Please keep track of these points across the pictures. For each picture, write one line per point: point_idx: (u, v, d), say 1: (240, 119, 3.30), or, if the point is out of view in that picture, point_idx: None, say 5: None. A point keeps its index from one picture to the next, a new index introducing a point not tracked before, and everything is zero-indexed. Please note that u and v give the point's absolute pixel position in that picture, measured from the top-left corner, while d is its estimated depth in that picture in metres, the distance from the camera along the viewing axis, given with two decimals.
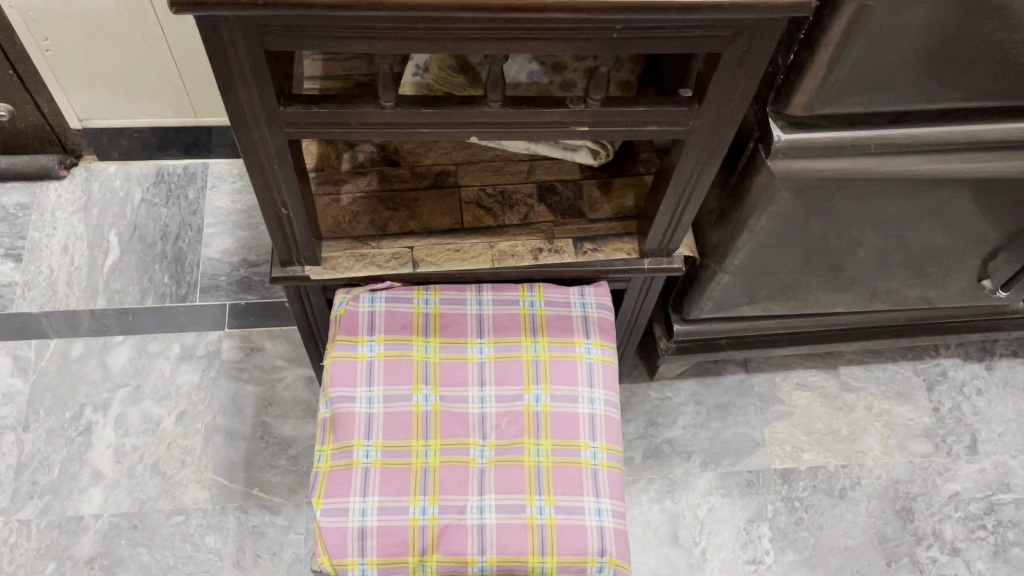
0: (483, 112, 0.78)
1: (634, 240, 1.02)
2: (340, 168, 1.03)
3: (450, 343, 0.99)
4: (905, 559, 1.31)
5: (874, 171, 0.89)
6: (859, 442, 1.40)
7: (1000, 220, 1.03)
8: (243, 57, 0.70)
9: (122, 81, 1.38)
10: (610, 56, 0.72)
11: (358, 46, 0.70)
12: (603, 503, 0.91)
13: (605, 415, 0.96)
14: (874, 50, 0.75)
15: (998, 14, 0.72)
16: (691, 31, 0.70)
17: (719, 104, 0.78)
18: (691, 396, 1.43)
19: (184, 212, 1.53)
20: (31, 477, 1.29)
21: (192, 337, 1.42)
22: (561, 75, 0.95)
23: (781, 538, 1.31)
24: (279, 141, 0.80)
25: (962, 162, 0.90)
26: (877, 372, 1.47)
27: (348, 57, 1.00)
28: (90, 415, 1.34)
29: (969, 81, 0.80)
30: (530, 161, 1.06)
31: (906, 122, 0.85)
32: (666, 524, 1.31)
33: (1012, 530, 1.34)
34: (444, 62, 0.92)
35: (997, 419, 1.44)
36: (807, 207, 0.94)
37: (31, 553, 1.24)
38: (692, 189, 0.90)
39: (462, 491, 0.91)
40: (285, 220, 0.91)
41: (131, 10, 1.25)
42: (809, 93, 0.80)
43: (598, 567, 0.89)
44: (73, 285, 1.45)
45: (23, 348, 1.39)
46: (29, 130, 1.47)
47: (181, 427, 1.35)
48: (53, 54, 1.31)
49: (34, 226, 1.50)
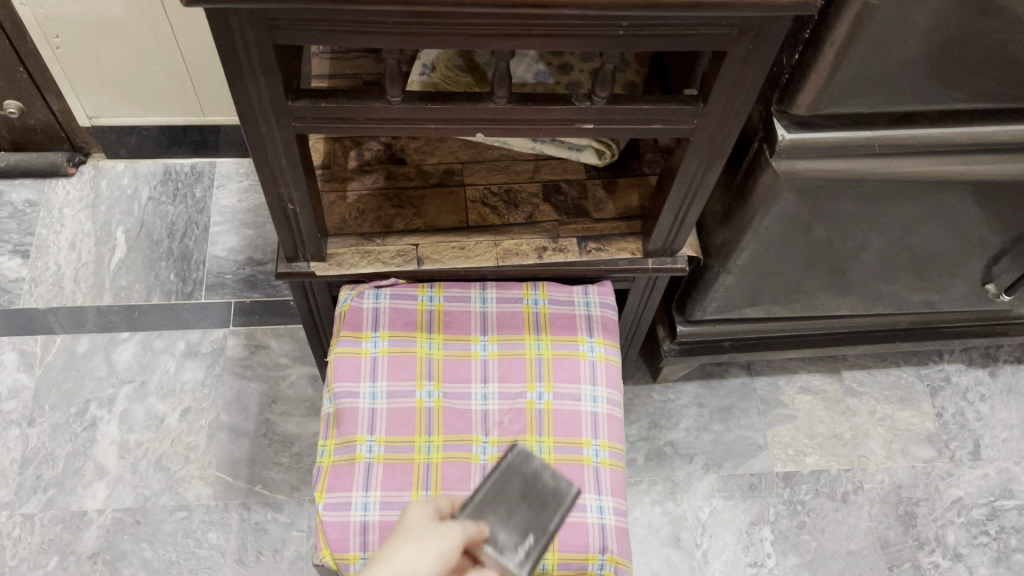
0: (488, 108, 0.78)
1: (638, 240, 1.02)
2: (346, 166, 1.04)
3: (454, 339, 0.99)
4: (907, 564, 1.30)
5: (877, 172, 0.89)
6: (861, 446, 1.40)
7: (1003, 224, 1.03)
8: (252, 50, 0.71)
9: (131, 78, 1.39)
10: (616, 53, 0.73)
11: (366, 40, 0.71)
12: (605, 501, 0.91)
13: (607, 413, 0.96)
14: (878, 50, 0.75)
15: (1001, 17, 0.73)
16: (696, 29, 0.71)
17: (723, 104, 0.79)
18: (694, 399, 1.43)
19: (191, 210, 1.54)
20: (35, 471, 1.30)
21: (197, 335, 1.43)
22: (568, 76, 0.96)
23: (782, 541, 1.31)
24: (287, 135, 0.81)
25: (966, 164, 0.90)
26: (879, 377, 1.47)
27: (356, 56, 1.01)
28: (95, 410, 1.35)
29: (973, 83, 0.80)
30: (535, 161, 1.07)
31: (911, 123, 0.85)
32: (667, 526, 1.31)
33: (1015, 537, 1.34)
34: (451, 62, 0.93)
35: (1001, 426, 1.43)
36: (811, 208, 0.94)
37: (34, 547, 1.25)
38: (696, 189, 0.91)
39: (465, 487, 0.91)
40: (292, 215, 0.91)
41: (142, 9, 1.26)
42: (813, 93, 0.80)
43: (599, 565, 0.89)
44: (80, 281, 1.46)
45: (29, 344, 1.40)
46: (39, 127, 1.48)
47: (185, 424, 1.35)
48: (63, 51, 1.32)
49: (42, 223, 1.51)
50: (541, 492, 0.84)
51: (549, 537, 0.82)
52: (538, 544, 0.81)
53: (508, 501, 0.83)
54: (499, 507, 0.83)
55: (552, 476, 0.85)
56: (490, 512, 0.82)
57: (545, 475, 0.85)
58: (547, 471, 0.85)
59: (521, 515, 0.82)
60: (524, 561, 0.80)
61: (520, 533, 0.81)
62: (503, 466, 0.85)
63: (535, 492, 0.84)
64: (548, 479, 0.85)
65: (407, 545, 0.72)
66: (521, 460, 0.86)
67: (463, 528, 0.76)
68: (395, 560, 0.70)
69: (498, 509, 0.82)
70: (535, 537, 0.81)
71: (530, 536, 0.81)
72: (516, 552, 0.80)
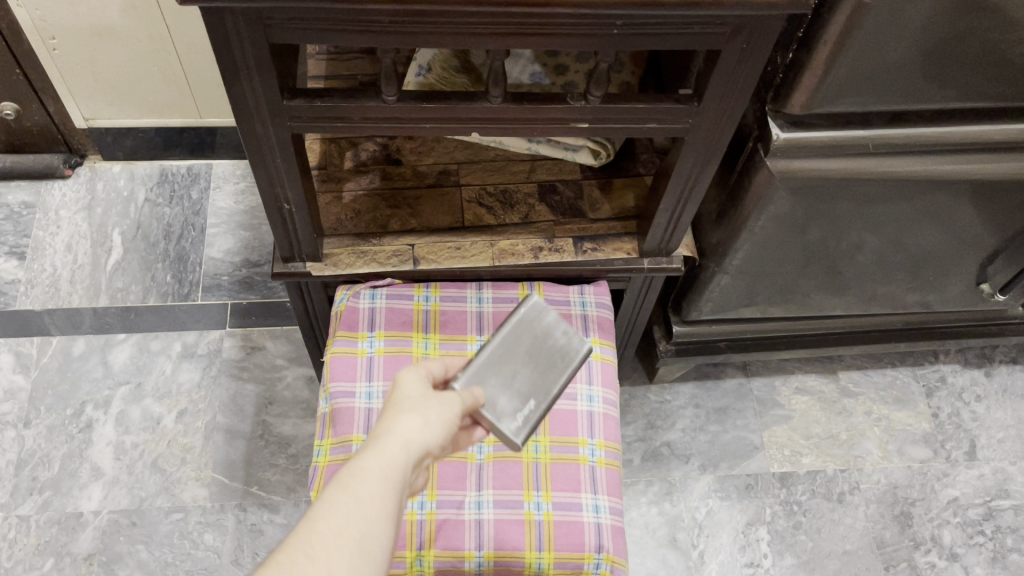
0: (483, 108, 0.79)
1: (634, 240, 1.02)
2: (342, 167, 1.05)
3: (450, 339, 0.99)
4: (903, 565, 1.31)
5: (871, 172, 0.90)
6: (858, 446, 1.40)
7: (998, 223, 1.03)
8: (247, 49, 0.71)
9: (127, 81, 1.39)
10: (611, 52, 0.73)
11: (361, 40, 0.71)
12: (601, 500, 0.91)
13: (603, 412, 0.96)
14: (871, 50, 0.75)
15: (994, 15, 0.73)
16: (690, 28, 0.71)
17: (718, 103, 0.79)
18: (690, 400, 1.43)
19: (188, 212, 1.54)
20: (31, 473, 1.30)
21: (193, 336, 1.42)
22: (563, 77, 0.96)
23: (779, 541, 1.31)
24: (282, 135, 0.81)
25: (961, 164, 0.91)
26: (875, 378, 1.48)
27: (352, 57, 1.01)
28: (91, 412, 1.35)
29: (966, 82, 0.81)
30: (531, 162, 1.08)
31: (904, 122, 0.86)
32: (664, 526, 1.32)
33: (1011, 536, 1.34)
34: (447, 62, 0.94)
35: (996, 426, 1.44)
36: (805, 208, 0.95)
37: (30, 549, 1.24)
38: (692, 188, 0.91)
39: (461, 486, 0.91)
40: (287, 215, 0.91)
41: (138, 10, 1.26)
42: (807, 92, 0.81)
43: (595, 564, 0.89)
44: (76, 283, 1.46)
45: (25, 345, 1.40)
46: (34, 129, 1.48)
47: (181, 425, 1.35)
48: (60, 52, 1.32)
49: (39, 225, 1.51)
50: (549, 353, 0.84)
51: (546, 407, 0.81)
52: (536, 413, 0.80)
53: (513, 361, 0.82)
54: (505, 366, 0.81)
55: (562, 336, 0.85)
56: (496, 372, 0.80)
57: (555, 336, 0.85)
58: (557, 333, 0.85)
59: (526, 376, 0.82)
60: (522, 427, 0.78)
61: (522, 397, 0.80)
62: (514, 320, 0.84)
63: (542, 354, 0.84)
64: (559, 340, 0.85)
65: (410, 414, 0.66)
66: (535, 315, 0.85)
67: (462, 398, 0.72)
68: (398, 430, 0.64)
69: (503, 368, 0.81)
70: (536, 403, 0.81)
71: (533, 402, 0.80)
72: (517, 415, 0.79)
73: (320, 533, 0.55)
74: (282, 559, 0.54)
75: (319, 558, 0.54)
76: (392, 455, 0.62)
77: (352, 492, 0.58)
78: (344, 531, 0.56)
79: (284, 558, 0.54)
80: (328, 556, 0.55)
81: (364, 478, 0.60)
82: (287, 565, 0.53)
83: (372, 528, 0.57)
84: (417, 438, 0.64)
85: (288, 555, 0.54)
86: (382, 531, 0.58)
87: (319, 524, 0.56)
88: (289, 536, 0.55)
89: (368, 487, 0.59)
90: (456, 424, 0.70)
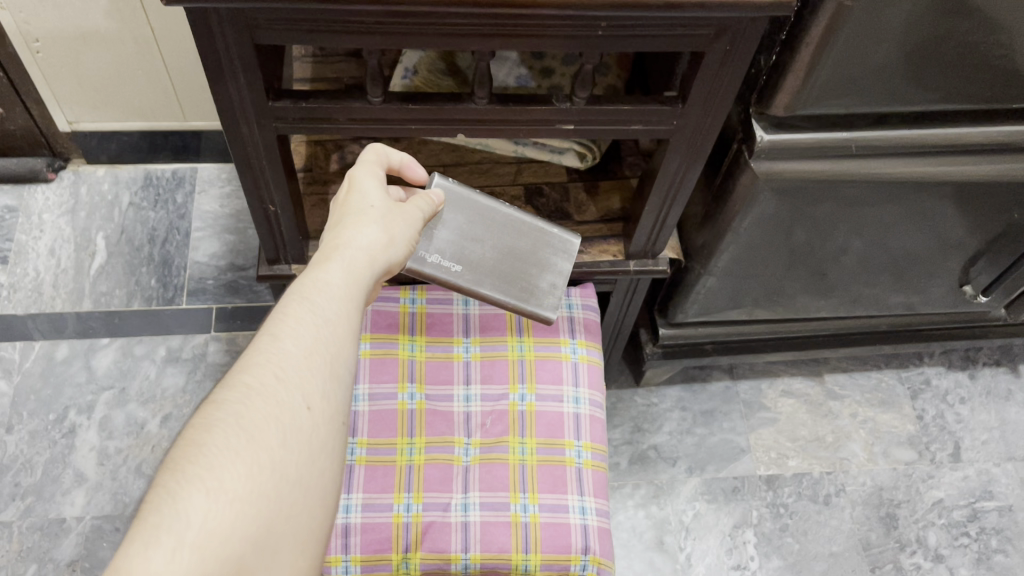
0: (469, 109, 0.79)
1: (620, 242, 1.03)
2: (328, 169, 1.03)
3: (436, 342, 1.00)
4: (889, 566, 1.31)
5: (855, 174, 0.91)
6: (843, 448, 1.41)
7: (979, 227, 1.04)
8: (232, 49, 0.71)
9: (112, 84, 1.38)
10: (596, 53, 0.73)
11: (347, 40, 0.71)
12: (587, 502, 0.91)
13: (590, 415, 0.96)
14: (855, 51, 0.76)
15: (974, 16, 0.74)
16: (675, 30, 0.71)
17: (702, 106, 0.80)
18: (676, 402, 1.44)
19: (172, 216, 1.54)
20: (13, 479, 1.28)
21: (178, 340, 1.42)
22: (549, 80, 0.96)
23: (765, 544, 1.32)
24: (268, 136, 0.81)
25: (943, 166, 0.92)
26: (860, 380, 1.49)
27: (338, 60, 1.01)
28: (74, 417, 1.34)
29: (948, 83, 0.81)
30: (517, 164, 1.08)
31: (886, 125, 0.86)
32: (652, 529, 1.32)
33: (996, 537, 1.35)
34: (433, 65, 0.93)
35: (980, 427, 1.45)
36: (790, 209, 0.95)
37: (12, 555, 1.23)
38: (677, 190, 0.91)
39: (447, 488, 0.91)
40: (272, 216, 0.91)
41: (123, 12, 1.25)
42: (791, 93, 0.81)
43: (581, 566, 0.89)
44: (59, 287, 1.44)
45: (7, 350, 1.38)
46: (17, 133, 1.47)
47: (165, 430, 1.33)
48: (44, 55, 1.31)
49: (22, 229, 1.49)
50: (519, 274, 0.92)
51: (458, 284, 0.90)
52: (446, 274, 0.90)
53: (492, 234, 0.92)
54: (480, 227, 0.92)
55: (547, 285, 0.93)
56: (471, 222, 0.91)
57: (543, 275, 0.93)
58: (547, 274, 0.93)
59: (483, 254, 0.92)
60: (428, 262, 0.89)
61: (459, 258, 0.91)
62: (540, 227, 0.93)
63: (517, 266, 0.92)
64: (541, 283, 0.93)
65: (373, 229, 0.71)
66: (555, 244, 0.94)
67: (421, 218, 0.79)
68: (361, 245, 0.69)
69: (478, 226, 0.91)
70: (458, 272, 0.90)
71: (459, 269, 0.90)
72: (434, 254, 0.90)
73: (289, 356, 0.59)
74: (252, 383, 0.57)
75: (289, 382, 0.58)
76: (353, 270, 0.67)
77: (317, 309, 0.62)
78: (312, 353, 0.60)
79: (254, 382, 0.57)
80: (300, 382, 0.59)
81: (329, 294, 0.64)
82: (258, 389, 0.57)
83: (341, 349, 0.62)
84: (377, 253, 0.70)
85: (258, 379, 0.58)
86: (349, 352, 0.62)
87: (287, 347, 0.60)
88: (257, 361, 0.59)
89: (333, 306, 0.64)
90: (413, 241, 0.76)
